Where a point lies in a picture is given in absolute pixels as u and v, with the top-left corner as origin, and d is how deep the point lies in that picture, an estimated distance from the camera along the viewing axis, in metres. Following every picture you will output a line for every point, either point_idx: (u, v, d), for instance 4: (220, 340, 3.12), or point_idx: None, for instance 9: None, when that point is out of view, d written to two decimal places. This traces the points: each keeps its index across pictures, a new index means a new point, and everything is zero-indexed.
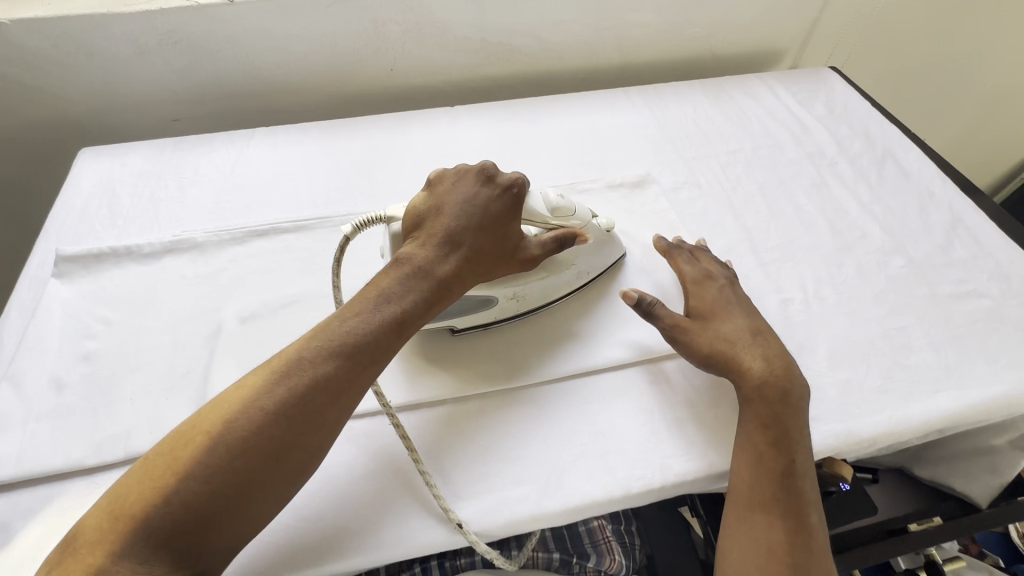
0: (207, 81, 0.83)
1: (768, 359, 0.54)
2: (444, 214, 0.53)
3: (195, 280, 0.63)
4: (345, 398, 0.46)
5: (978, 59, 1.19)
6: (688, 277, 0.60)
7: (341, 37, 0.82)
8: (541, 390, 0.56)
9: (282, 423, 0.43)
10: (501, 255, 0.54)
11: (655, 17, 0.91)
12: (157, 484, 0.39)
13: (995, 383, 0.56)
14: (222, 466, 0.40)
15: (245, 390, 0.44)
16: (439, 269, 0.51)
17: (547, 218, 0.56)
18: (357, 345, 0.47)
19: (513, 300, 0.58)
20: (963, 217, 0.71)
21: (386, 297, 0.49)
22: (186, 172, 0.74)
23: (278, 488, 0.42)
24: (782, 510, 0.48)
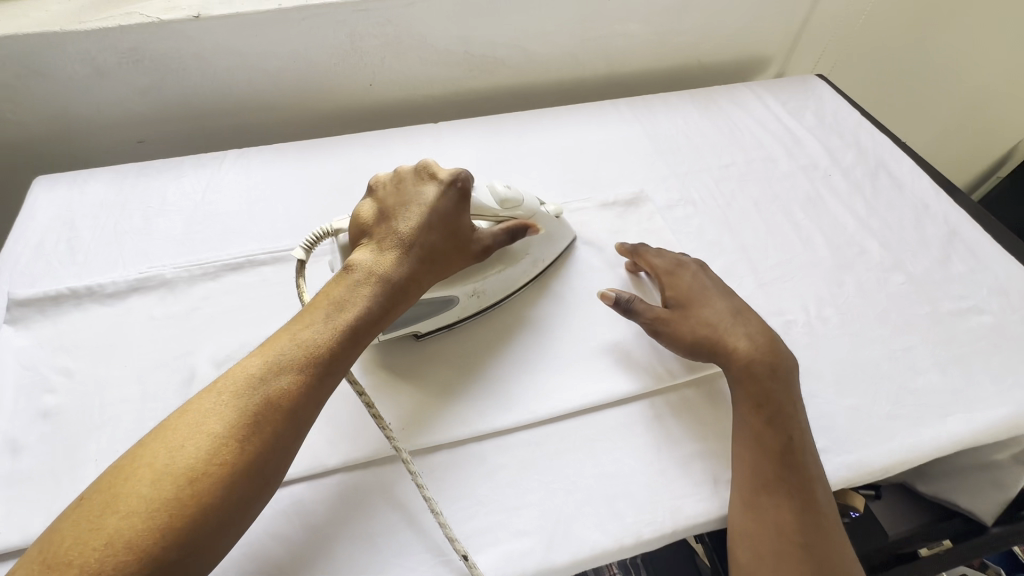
0: (172, 100, 0.78)
1: (758, 343, 0.54)
2: (393, 216, 0.52)
3: (164, 322, 0.58)
4: (304, 408, 0.43)
5: (956, 64, 1.20)
6: (660, 270, 0.61)
7: (316, 52, 0.78)
8: (541, 430, 0.53)
9: (238, 441, 0.39)
10: (455, 252, 0.53)
11: (642, 26, 0.88)
12: (95, 527, 0.35)
13: (1003, 404, 0.55)
14: (171, 498, 0.36)
15: (189, 412, 0.40)
16: (395, 270, 0.49)
17: (498, 212, 0.57)
18: (314, 353, 0.44)
19: (474, 296, 0.58)
20: (958, 229, 0.71)
21: (341, 302, 0.47)
22: (152, 200, 0.69)
23: (237, 515, 0.38)
24: (786, 490, 0.47)
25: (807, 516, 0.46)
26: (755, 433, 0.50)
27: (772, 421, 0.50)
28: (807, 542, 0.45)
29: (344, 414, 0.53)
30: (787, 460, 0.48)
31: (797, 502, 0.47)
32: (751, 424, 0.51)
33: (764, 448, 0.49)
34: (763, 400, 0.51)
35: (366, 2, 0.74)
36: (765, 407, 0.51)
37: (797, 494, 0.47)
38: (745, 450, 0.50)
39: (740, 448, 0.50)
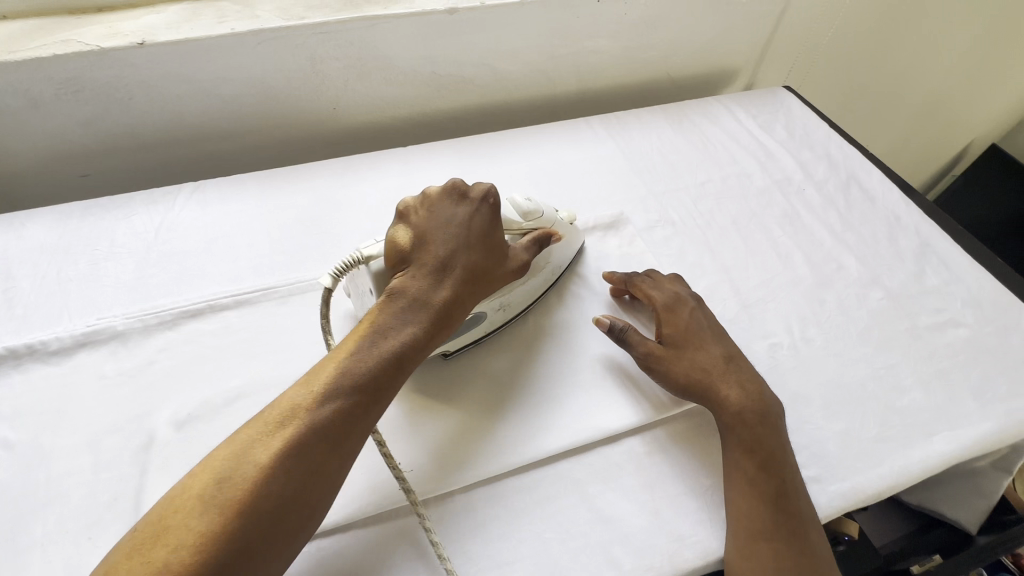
0: (119, 131, 0.72)
1: (749, 390, 0.53)
2: (431, 238, 0.51)
3: (117, 380, 0.53)
4: (346, 443, 0.42)
5: (912, 70, 1.24)
6: (659, 303, 0.58)
7: (275, 77, 0.74)
8: (531, 474, 0.51)
9: (288, 479, 0.39)
10: (494, 275, 0.53)
11: (611, 42, 0.87)
12: (144, 563, 0.35)
13: (985, 420, 0.56)
14: (221, 535, 0.36)
15: (239, 447, 0.40)
16: (436, 297, 0.49)
17: (522, 225, 0.57)
18: (357, 385, 0.44)
19: (501, 309, 0.57)
20: (930, 241, 0.72)
21: (382, 331, 0.47)
22: (100, 242, 0.64)
23: (280, 553, 0.38)
24: (783, 538, 0.46)
25: (803, 560, 0.46)
26: (749, 480, 0.48)
27: (764, 466, 0.49)
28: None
29: None
30: (780, 505, 0.47)
31: (793, 548, 0.46)
32: (744, 469, 0.49)
33: (758, 494, 0.48)
34: (756, 447, 0.50)
35: (324, 24, 0.70)
36: (758, 452, 0.50)
37: (792, 541, 0.46)
38: (741, 497, 0.48)
39: (734, 494, 0.48)
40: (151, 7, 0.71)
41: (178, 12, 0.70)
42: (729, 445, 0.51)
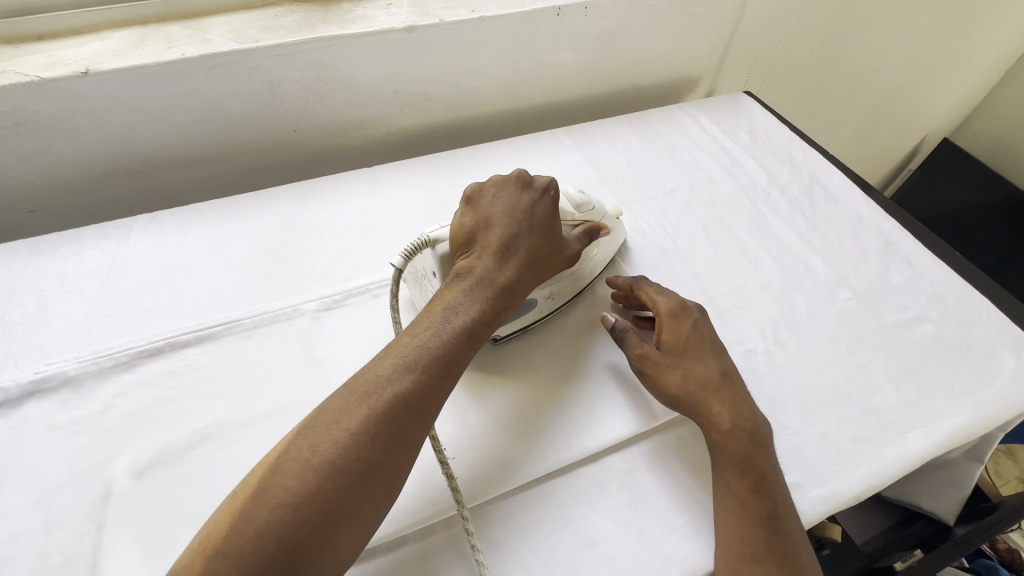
0: (68, 163, 0.69)
1: (743, 409, 0.52)
2: (495, 221, 0.54)
3: (68, 430, 0.50)
4: (426, 413, 0.44)
5: (866, 70, 1.29)
6: (663, 308, 0.57)
7: (231, 101, 0.72)
8: (514, 499, 0.50)
9: (372, 446, 0.40)
10: (553, 256, 0.55)
11: (573, 55, 0.88)
12: (247, 518, 0.37)
13: (955, 414, 0.56)
14: (313, 493, 0.38)
15: (326, 413, 0.42)
16: (502, 275, 0.51)
17: (574, 216, 0.60)
18: (434, 358, 0.45)
19: (549, 299, 0.60)
20: (892, 239, 0.73)
21: (453, 307, 0.48)
22: (48, 282, 0.61)
23: (367, 516, 0.40)
24: (774, 561, 0.45)
25: None
26: (740, 500, 0.47)
27: (756, 487, 0.48)
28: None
29: None
30: (773, 527, 0.46)
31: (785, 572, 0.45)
32: (736, 489, 0.48)
33: (751, 515, 0.47)
34: (747, 467, 0.49)
35: (279, 46, 0.68)
36: (750, 473, 0.48)
37: (783, 564, 0.45)
38: (730, 518, 0.47)
39: (725, 516, 0.47)
40: (95, 34, 0.68)
41: (125, 38, 0.67)
42: (720, 467, 0.50)
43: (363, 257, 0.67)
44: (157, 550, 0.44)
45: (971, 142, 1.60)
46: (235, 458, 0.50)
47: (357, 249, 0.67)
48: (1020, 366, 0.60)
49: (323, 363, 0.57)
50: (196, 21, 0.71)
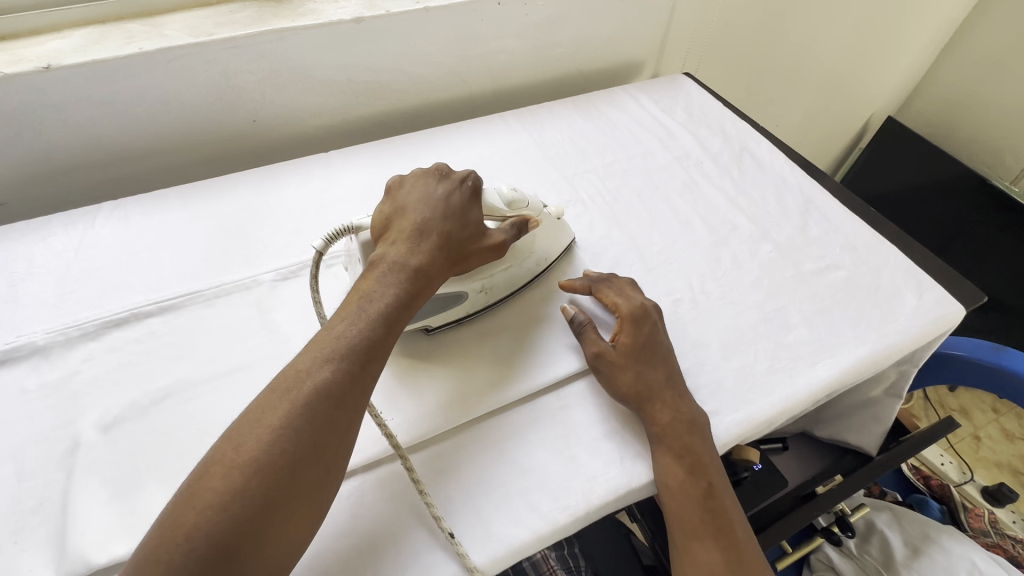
0: (33, 156, 0.73)
1: (679, 405, 0.54)
2: (414, 213, 0.55)
3: (39, 392, 0.54)
4: (350, 400, 0.45)
5: (806, 52, 1.36)
6: (623, 310, 0.59)
7: (190, 93, 0.76)
8: (455, 437, 0.54)
9: (294, 438, 0.41)
10: (471, 240, 0.57)
11: (518, 43, 0.93)
12: (176, 523, 0.37)
13: (861, 345, 0.62)
14: (237, 492, 0.38)
15: (250, 414, 0.42)
16: (420, 261, 0.52)
17: (504, 211, 0.61)
18: (353, 346, 0.46)
19: (482, 292, 0.61)
20: (812, 198, 0.79)
21: (370, 297, 0.49)
22: (17, 264, 0.64)
23: (301, 506, 0.40)
24: (712, 533, 0.49)
25: (733, 551, 0.48)
26: (677, 482, 0.50)
27: (691, 468, 0.51)
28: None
29: None
30: (708, 504, 0.50)
31: (724, 541, 0.49)
32: (674, 476, 0.51)
33: (687, 497, 0.50)
34: (684, 452, 0.51)
35: (233, 39, 0.73)
36: (686, 458, 0.51)
37: (720, 537, 0.49)
38: (669, 497, 0.50)
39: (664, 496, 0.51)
40: (56, 33, 0.72)
41: (85, 36, 0.71)
42: (660, 452, 0.52)
43: (318, 232, 0.71)
44: (124, 491, 0.48)
45: (913, 119, 1.69)
46: (196, 412, 0.54)
47: (312, 226, 0.72)
48: (921, 302, 0.66)
49: (279, 326, 0.61)
50: (153, 18, 0.75)
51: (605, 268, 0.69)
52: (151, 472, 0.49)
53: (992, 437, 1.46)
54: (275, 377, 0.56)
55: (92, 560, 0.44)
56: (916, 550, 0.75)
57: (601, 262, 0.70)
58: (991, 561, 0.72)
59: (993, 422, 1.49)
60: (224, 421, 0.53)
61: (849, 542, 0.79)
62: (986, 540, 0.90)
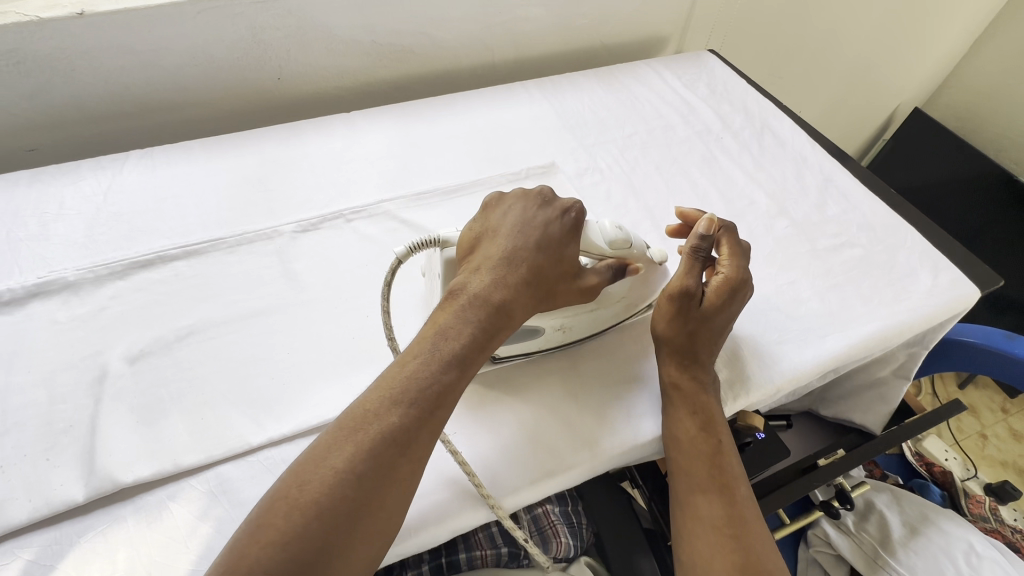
0: (65, 103, 0.75)
1: (698, 369, 0.54)
2: (500, 240, 0.51)
3: (69, 324, 0.56)
4: (415, 449, 0.41)
5: (835, 34, 1.33)
6: (726, 277, 0.56)
7: (217, 47, 0.77)
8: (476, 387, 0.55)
9: (359, 484, 0.39)
10: (562, 278, 0.52)
11: (542, 11, 0.92)
12: (236, 559, 0.35)
13: (872, 321, 0.62)
14: (297, 531, 0.36)
15: (316, 449, 0.40)
16: (499, 295, 0.48)
17: (604, 251, 0.54)
18: (424, 388, 0.43)
19: (559, 330, 0.55)
20: (832, 177, 0.79)
21: (445, 334, 0.46)
22: (49, 205, 0.66)
23: (356, 553, 0.38)
24: (716, 488, 0.50)
25: (735, 505, 0.50)
26: (688, 437, 0.51)
27: (703, 425, 0.52)
28: (738, 532, 0.48)
29: (268, 395, 0.53)
30: (716, 460, 0.51)
31: (728, 496, 0.50)
32: (685, 431, 0.52)
33: (697, 451, 0.51)
34: (699, 409, 0.52)
35: None
36: (700, 415, 0.52)
37: (725, 492, 0.50)
38: (679, 451, 0.52)
39: (673, 451, 0.52)
40: None
41: None
42: (674, 407, 0.53)
43: (337, 188, 0.72)
44: (150, 419, 0.50)
45: (943, 111, 1.65)
46: (217, 350, 0.56)
47: (333, 182, 0.73)
48: (935, 283, 0.66)
49: (298, 275, 0.62)
50: None
51: None
52: (174, 403, 0.52)
53: (999, 436, 1.45)
54: (296, 323, 0.58)
55: (119, 478, 0.46)
56: (914, 530, 0.76)
57: None
58: (987, 543, 0.74)
59: (1001, 422, 1.48)
60: (243, 360, 0.55)
61: (847, 519, 0.79)
62: (985, 525, 0.92)
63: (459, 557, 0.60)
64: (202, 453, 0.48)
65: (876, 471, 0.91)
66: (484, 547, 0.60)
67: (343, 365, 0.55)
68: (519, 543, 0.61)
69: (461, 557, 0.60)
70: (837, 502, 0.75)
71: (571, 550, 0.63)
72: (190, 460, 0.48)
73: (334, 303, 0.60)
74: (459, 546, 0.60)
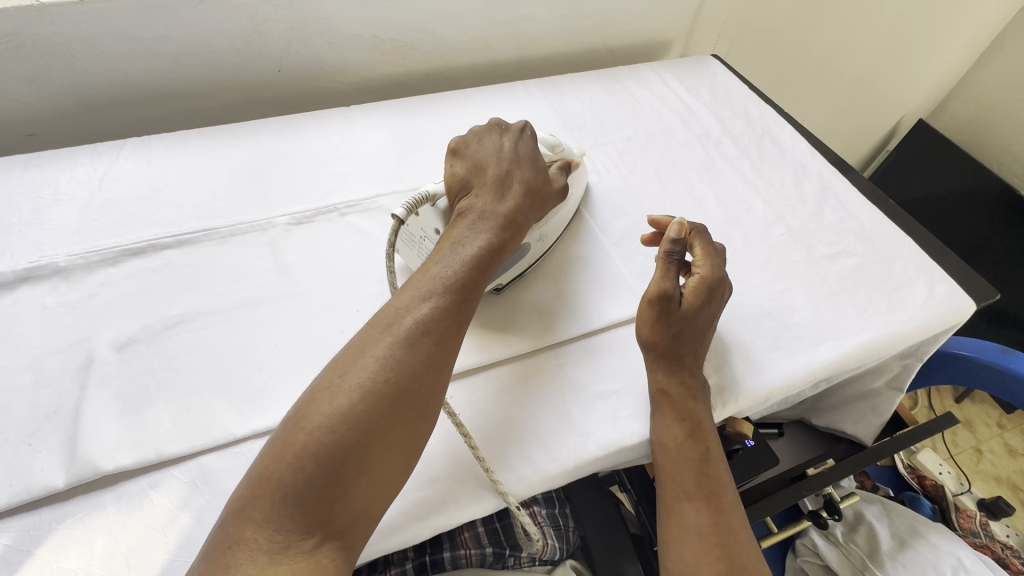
0: (64, 89, 0.75)
1: (686, 376, 0.54)
2: (489, 165, 0.56)
3: (58, 309, 0.56)
4: (446, 335, 0.45)
5: (845, 41, 1.33)
6: (704, 278, 0.55)
7: (217, 37, 0.76)
8: (498, 383, 0.55)
9: (397, 367, 0.42)
10: (545, 191, 0.58)
11: (546, 11, 0.92)
12: (287, 445, 0.39)
13: (865, 331, 0.62)
14: (343, 416, 0.39)
15: (350, 348, 0.43)
16: (503, 206, 0.53)
17: (551, 156, 0.62)
18: (450, 284, 0.47)
19: (541, 240, 0.61)
20: (831, 185, 0.79)
21: (459, 242, 0.50)
22: (44, 190, 0.66)
23: (398, 438, 0.41)
24: (703, 496, 0.50)
25: (722, 515, 0.49)
26: (676, 445, 0.51)
27: (691, 432, 0.51)
28: (722, 540, 0.48)
29: (255, 386, 0.53)
30: (704, 468, 0.51)
31: (714, 504, 0.50)
32: (673, 437, 0.51)
33: (684, 459, 0.51)
34: (686, 416, 0.52)
35: None
36: (687, 422, 0.52)
37: (712, 501, 0.50)
38: (668, 459, 0.51)
39: (662, 459, 0.51)
40: None
41: None
42: (662, 414, 0.52)
43: (333, 182, 0.72)
44: (135, 408, 0.50)
45: (948, 124, 1.64)
46: (205, 339, 0.55)
47: (329, 175, 0.73)
48: (931, 295, 0.66)
49: (289, 267, 0.62)
50: None
51: (615, 238, 0.69)
52: (160, 393, 0.51)
53: (994, 451, 1.44)
54: (284, 316, 0.58)
55: (100, 466, 0.46)
56: (903, 543, 0.76)
57: (611, 231, 0.70)
58: (976, 558, 0.73)
59: (996, 437, 1.47)
60: (232, 350, 0.55)
61: (837, 529, 0.78)
62: (975, 540, 0.92)
63: (443, 556, 0.59)
64: (186, 443, 0.48)
65: (868, 482, 0.91)
66: (471, 547, 0.60)
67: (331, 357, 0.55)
68: (505, 543, 0.61)
69: (444, 556, 0.59)
70: (825, 512, 0.75)
71: (557, 553, 0.61)
72: (173, 449, 0.48)
73: (324, 296, 0.60)
74: (444, 544, 0.60)
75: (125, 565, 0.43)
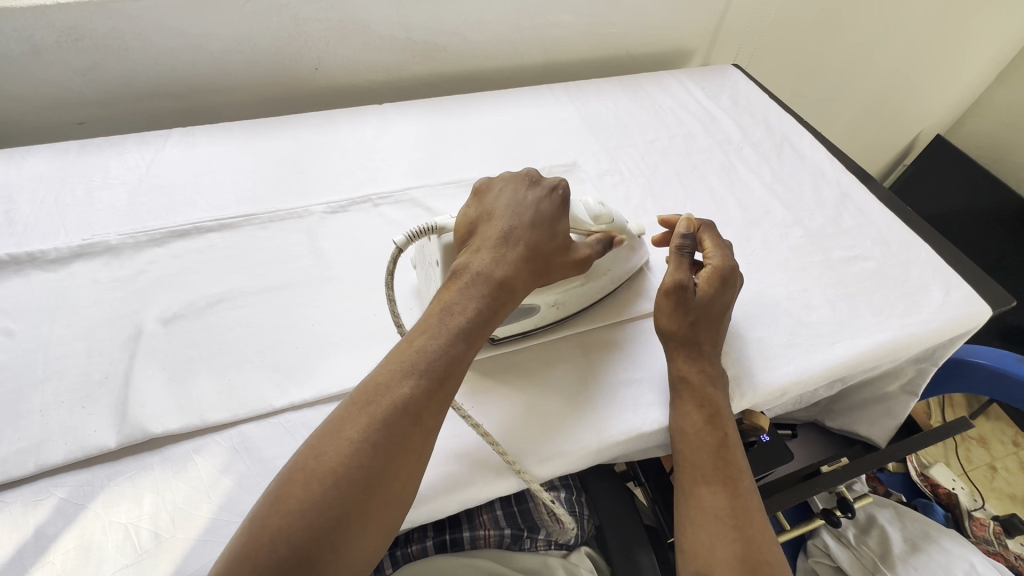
0: (116, 80, 0.79)
1: (705, 367, 0.55)
2: (496, 222, 0.54)
3: (109, 284, 0.59)
4: (425, 417, 0.44)
5: (865, 54, 1.34)
6: (716, 268, 0.57)
7: (260, 35, 0.80)
8: (521, 368, 0.58)
9: (372, 451, 0.41)
10: (556, 251, 0.54)
11: (572, 18, 0.96)
12: (261, 522, 0.38)
13: (882, 331, 0.63)
14: (316, 500, 0.39)
15: (331, 423, 0.43)
16: (500, 271, 0.51)
17: (590, 226, 0.58)
18: (433, 361, 0.46)
19: (554, 306, 0.58)
20: (850, 191, 0.81)
21: (450, 309, 0.49)
22: (95, 174, 0.70)
23: (370, 523, 0.40)
24: (721, 480, 0.51)
25: (738, 498, 0.51)
26: (695, 430, 0.53)
27: (710, 420, 0.53)
28: (739, 522, 0.49)
29: (293, 361, 0.55)
30: (722, 453, 0.53)
31: (731, 488, 0.51)
32: (693, 424, 0.53)
33: (703, 445, 0.52)
34: (706, 403, 0.53)
35: None
36: (706, 408, 0.53)
37: (729, 485, 0.51)
38: (687, 444, 0.53)
39: (681, 445, 0.53)
40: None
41: None
42: (682, 400, 0.54)
43: (367, 174, 0.75)
44: (180, 377, 0.53)
45: (965, 140, 1.65)
46: (246, 317, 0.58)
47: (363, 168, 0.76)
48: (947, 299, 0.67)
49: (325, 253, 0.65)
50: None
51: None
52: (203, 364, 0.54)
53: (1009, 468, 1.43)
54: (321, 297, 0.61)
55: (150, 428, 0.49)
56: (915, 546, 0.76)
57: None
58: (989, 564, 0.74)
59: (1012, 454, 1.46)
60: (271, 328, 0.58)
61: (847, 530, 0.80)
62: (988, 548, 0.92)
63: (463, 535, 0.62)
64: (228, 411, 0.51)
65: (881, 487, 0.91)
66: (490, 527, 0.62)
67: (365, 339, 0.58)
68: (522, 525, 0.63)
69: (464, 535, 0.62)
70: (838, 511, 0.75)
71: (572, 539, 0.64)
72: (217, 417, 0.50)
73: (358, 280, 0.63)
74: (464, 524, 0.63)
75: (170, 521, 0.45)
